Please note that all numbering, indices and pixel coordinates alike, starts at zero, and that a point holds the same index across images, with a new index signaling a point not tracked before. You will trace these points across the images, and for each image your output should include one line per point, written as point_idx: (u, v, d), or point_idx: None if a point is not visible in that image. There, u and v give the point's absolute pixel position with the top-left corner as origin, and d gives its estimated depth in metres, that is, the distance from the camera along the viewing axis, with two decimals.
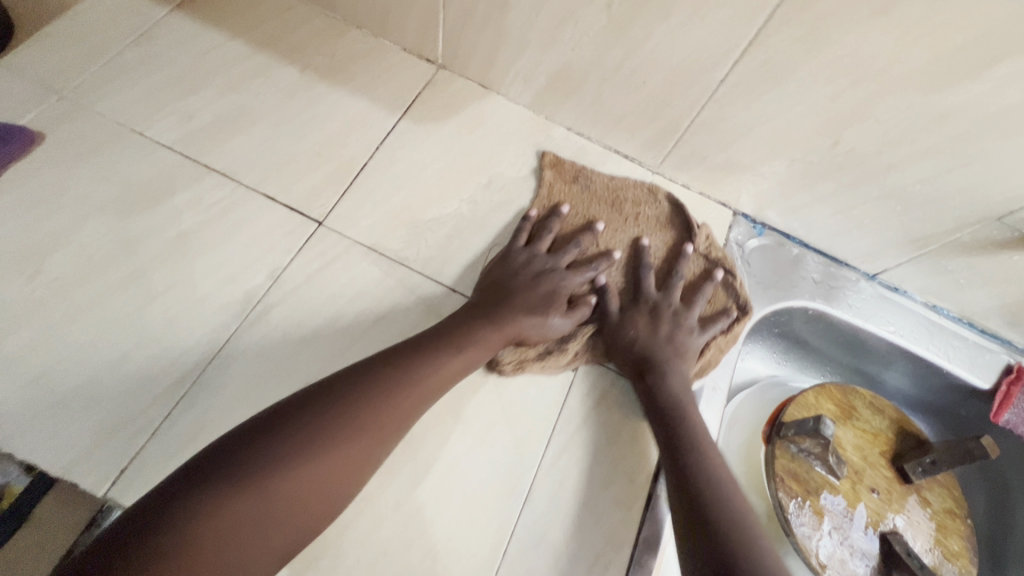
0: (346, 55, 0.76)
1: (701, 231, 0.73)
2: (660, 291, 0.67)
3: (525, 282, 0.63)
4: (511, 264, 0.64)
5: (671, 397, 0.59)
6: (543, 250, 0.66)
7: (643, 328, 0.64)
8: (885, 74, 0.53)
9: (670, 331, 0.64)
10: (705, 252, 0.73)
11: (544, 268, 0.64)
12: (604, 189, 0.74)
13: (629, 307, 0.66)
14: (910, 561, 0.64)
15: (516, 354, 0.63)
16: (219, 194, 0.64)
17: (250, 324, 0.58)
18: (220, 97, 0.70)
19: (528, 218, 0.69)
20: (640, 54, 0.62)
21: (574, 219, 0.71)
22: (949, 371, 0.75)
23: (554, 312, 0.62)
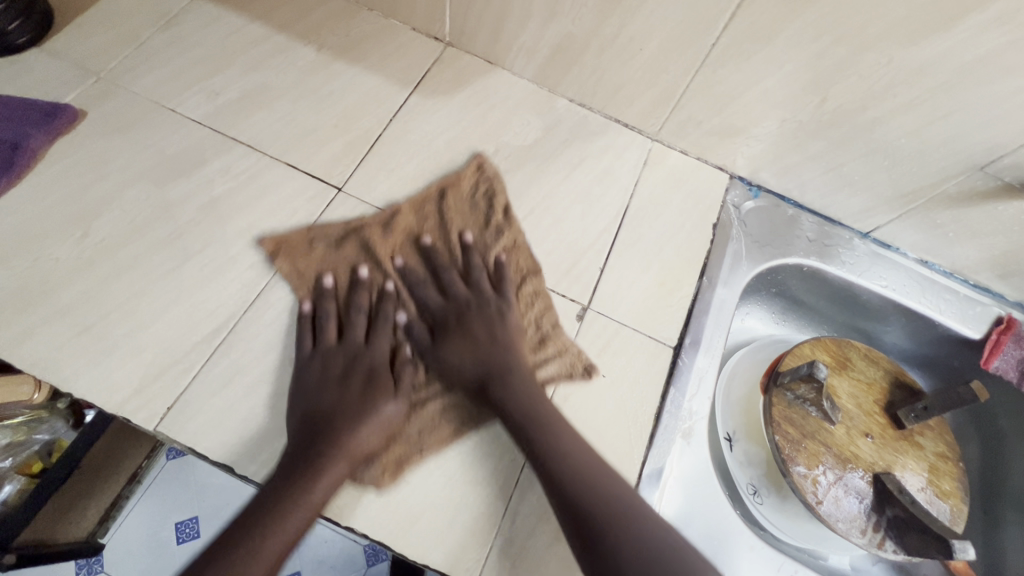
0: (359, 35, 0.81)
1: (436, 204, 0.70)
2: (461, 291, 0.64)
3: (337, 394, 0.56)
4: (309, 381, 0.57)
5: (519, 403, 0.57)
6: (332, 341, 0.59)
7: (460, 345, 0.61)
8: (866, 30, 0.56)
9: (487, 341, 0.61)
10: (475, 222, 0.70)
11: (344, 369, 0.58)
12: (380, 229, 0.67)
13: (440, 331, 0.62)
14: (902, 497, 0.67)
15: (378, 465, 0.56)
16: (246, 164, 0.69)
17: (280, 278, 0.63)
18: (243, 76, 0.74)
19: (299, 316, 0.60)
20: (635, 22, 0.66)
21: (341, 282, 0.64)
22: (941, 323, 0.78)
23: (382, 400, 0.57)
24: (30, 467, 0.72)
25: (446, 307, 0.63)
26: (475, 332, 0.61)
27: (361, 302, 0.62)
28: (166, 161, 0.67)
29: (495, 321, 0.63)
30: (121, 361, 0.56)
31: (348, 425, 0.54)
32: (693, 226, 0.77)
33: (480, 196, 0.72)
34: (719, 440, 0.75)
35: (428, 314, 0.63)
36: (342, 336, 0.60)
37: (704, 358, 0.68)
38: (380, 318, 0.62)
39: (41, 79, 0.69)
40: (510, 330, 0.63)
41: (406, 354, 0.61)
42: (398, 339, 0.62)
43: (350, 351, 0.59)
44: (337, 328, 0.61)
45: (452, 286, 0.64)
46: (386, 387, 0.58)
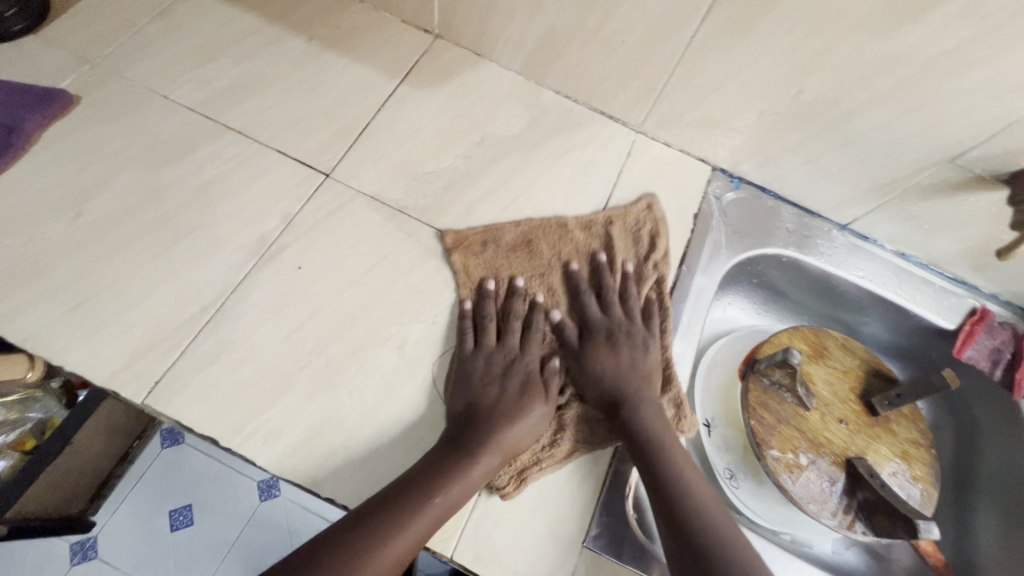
0: (350, 27, 0.82)
1: (614, 232, 0.74)
2: (605, 316, 0.67)
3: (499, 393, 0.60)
4: (474, 377, 0.61)
5: (643, 428, 0.57)
6: (491, 343, 0.63)
7: (608, 362, 0.63)
8: (837, 23, 0.58)
9: (635, 365, 0.63)
10: (628, 254, 0.73)
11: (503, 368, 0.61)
12: (536, 247, 0.71)
13: (587, 343, 0.65)
14: (873, 481, 0.68)
15: (507, 472, 0.58)
16: (237, 150, 0.70)
17: (267, 260, 0.65)
18: (236, 64, 0.76)
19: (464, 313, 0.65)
20: (618, 15, 0.68)
21: (501, 287, 0.68)
22: (916, 313, 0.80)
23: (533, 402, 0.60)
24: (24, 444, 0.74)
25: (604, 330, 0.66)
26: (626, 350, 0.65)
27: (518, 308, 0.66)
28: (158, 146, 0.69)
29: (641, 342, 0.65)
30: (111, 337, 0.58)
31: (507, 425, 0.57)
32: (675, 215, 0.79)
33: (645, 231, 0.75)
34: (698, 426, 0.77)
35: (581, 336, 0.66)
36: (501, 339, 0.64)
37: (680, 343, 0.70)
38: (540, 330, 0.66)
39: (38, 65, 0.71)
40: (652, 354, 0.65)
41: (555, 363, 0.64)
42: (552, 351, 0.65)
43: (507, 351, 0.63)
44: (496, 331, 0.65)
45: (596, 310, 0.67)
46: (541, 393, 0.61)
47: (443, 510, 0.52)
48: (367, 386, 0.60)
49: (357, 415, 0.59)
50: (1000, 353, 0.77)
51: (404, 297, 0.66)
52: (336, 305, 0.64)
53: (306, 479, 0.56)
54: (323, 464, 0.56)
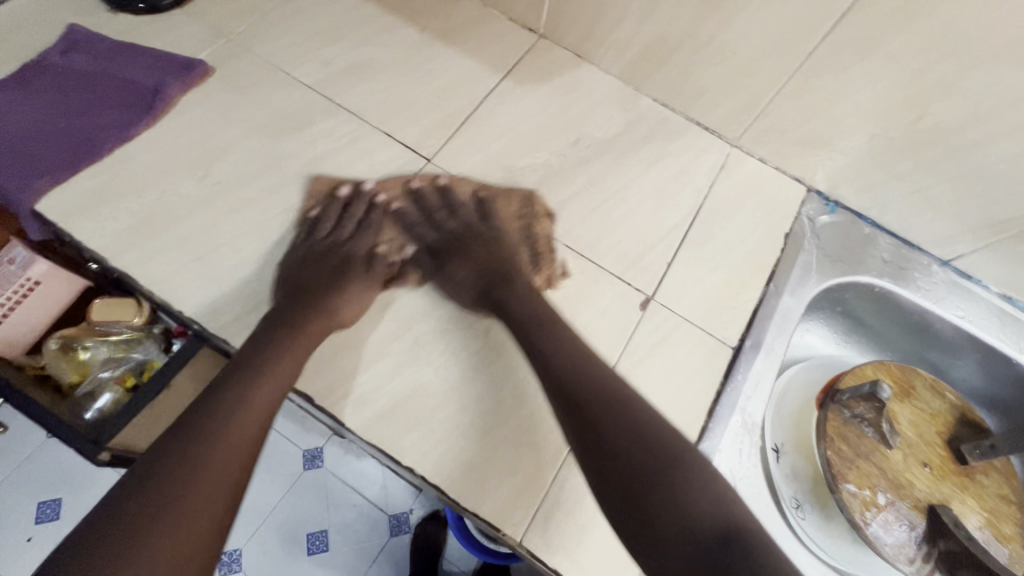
0: (460, 20, 0.86)
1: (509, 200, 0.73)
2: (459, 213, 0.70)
3: (308, 253, 0.65)
4: (292, 263, 0.64)
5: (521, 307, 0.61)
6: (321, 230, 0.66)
7: (456, 220, 0.69)
8: (974, 49, 0.56)
9: (510, 254, 0.67)
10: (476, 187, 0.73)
11: (348, 195, 0.68)
12: (417, 192, 0.70)
13: (449, 217, 0.69)
14: (957, 532, 0.64)
15: (376, 269, 0.65)
16: (348, 128, 0.74)
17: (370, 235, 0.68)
18: (353, 48, 0.81)
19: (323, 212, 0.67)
20: (733, 25, 0.68)
21: (358, 196, 0.69)
22: (1020, 363, 0.75)
23: (353, 271, 0.63)
24: (125, 381, 0.79)
25: (444, 240, 0.67)
26: (432, 277, 0.66)
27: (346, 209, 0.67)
28: (278, 118, 0.73)
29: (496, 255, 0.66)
30: (225, 290, 0.63)
31: (322, 229, 0.66)
32: (766, 233, 0.77)
33: (523, 214, 0.72)
34: (767, 450, 0.73)
35: (434, 226, 0.68)
36: (321, 228, 0.66)
37: (762, 363, 0.68)
38: (415, 195, 0.70)
39: (181, 36, 0.77)
40: (487, 250, 0.67)
41: (394, 226, 0.68)
42: (396, 231, 0.68)
43: (367, 186, 0.69)
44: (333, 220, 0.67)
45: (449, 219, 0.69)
46: (357, 234, 0.66)
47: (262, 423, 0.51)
48: (454, 365, 0.62)
49: (444, 390, 0.61)
50: None
51: None
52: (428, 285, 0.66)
53: (389, 445, 0.58)
54: (407, 433, 0.59)
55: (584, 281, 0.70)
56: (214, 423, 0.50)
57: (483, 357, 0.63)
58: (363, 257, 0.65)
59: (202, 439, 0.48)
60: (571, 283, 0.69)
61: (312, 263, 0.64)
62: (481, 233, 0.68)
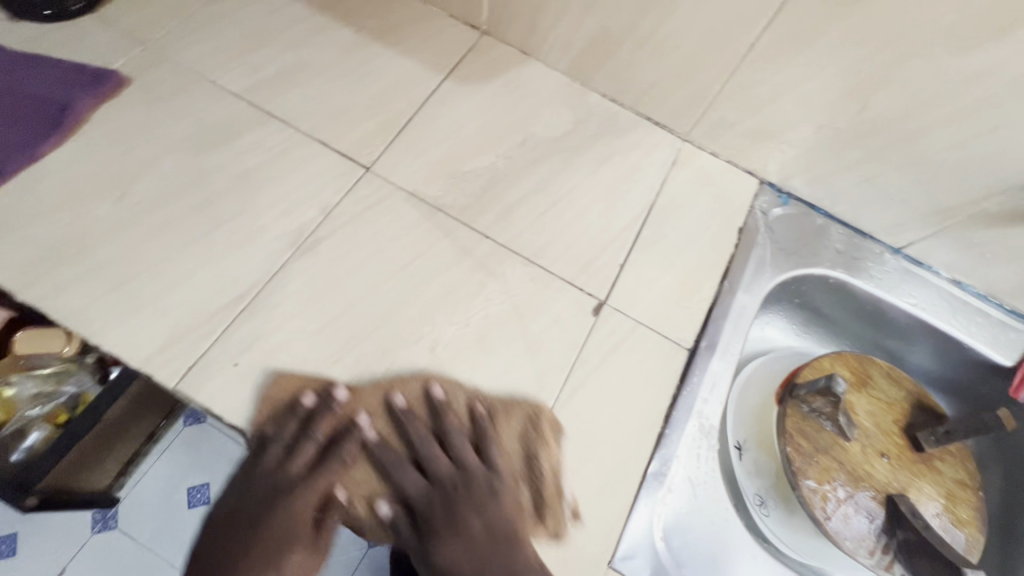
0: (397, 19, 0.82)
1: (506, 425, 0.60)
2: (448, 449, 0.59)
3: (263, 491, 0.55)
4: (249, 487, 0.56)
5: (502, 530, 0.56)
6: (280, 451, 0.56)
7: (443, 465, 0.58)
8: (911, 37, 0.55)
9: (495, 533, 0.56)
10: (468, 404, 0.60)
11: (302, 426, 0.56)
12: (389, 417, 0.58)
13: (430, 449, 0.58)
14: (915, 521, 0.65)
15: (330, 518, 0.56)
16: (279, 138, 0.70)
17: (304, 251, 0.64)
18: (283, 52, 0.76)
19: (284, 422, 0.56)
20: (674, 18, 0.66)
21: (325, 405, 0.57)
22: (970, 346, 0.76)
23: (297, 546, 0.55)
24: (56, 418, 0.76)
25: (424, 496, 0.57)
26: (407, 540, 0.56)
27: (314, 434, 0.56)
28: (202, 131, 0.69)
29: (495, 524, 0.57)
30: (147, 320, 0.58)
31: (274, 458, 0.56)
32: (719, 228, 0.76)
33: (533, 431, 0.60)
34: (728, 448, 0.73)
35: (420, 477, 0.57)
36: (280, 462, 0.56)
37: (717, 364, 0.67)
38: (396, 446, 0.58)
39: (92, 45, 0.72)
40: (474, 528, 0.57)
41: (369, 458, 0.57)
42: (365, 453, 0.57)
43: (298, 468, 0.55)
44: (295, 439, 0.56)
45: (441, 442, 0.58)
46: (325, 463, 0.55)
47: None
48: (399, 386, 0.59)
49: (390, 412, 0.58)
50: None
51: (437, 297, 0.65)
52: (368, 302, 0.63)
53: (330, 475, 0.55)
54: (349, 461, 0.56)
55: (534, 289, 0.67)
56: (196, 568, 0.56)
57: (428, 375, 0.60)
58: (322, 506, 0.56)
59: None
60: (521, 291, 0.67)
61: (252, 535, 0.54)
62: (463, 497, 0.57)
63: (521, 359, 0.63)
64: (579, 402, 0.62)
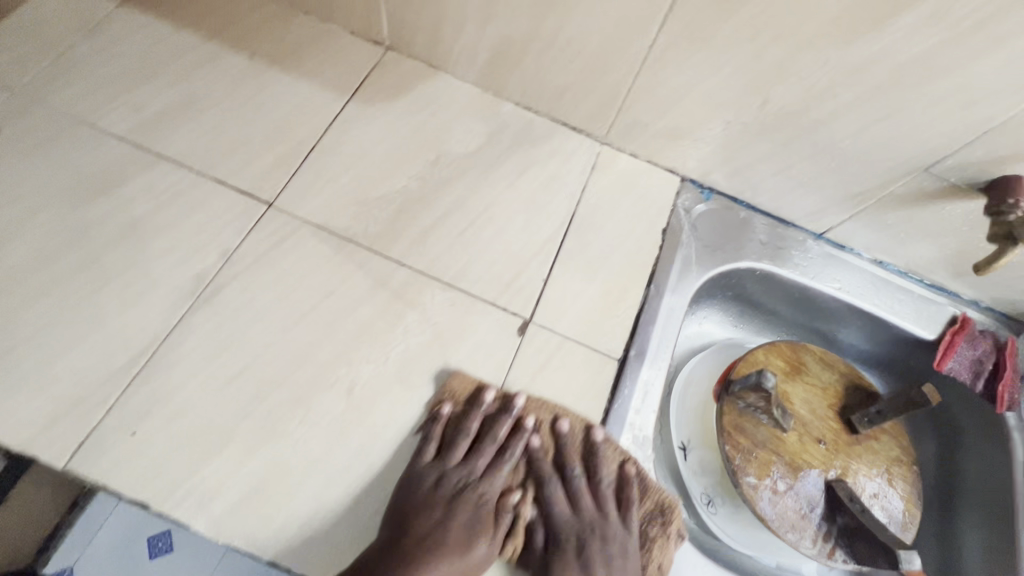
0: (293, 41, 0.78)
1: (643, 505, 0.60)
2: (587, 503, 0.58)
3: (426, 492, 0.55)
4: (417, 490, 0.55)
5: None
6: (451, 447, 0.58)
7: (574, 502, 0.59)
8: (799, 30, 0.54)
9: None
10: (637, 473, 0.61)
11: (484, 421, 0.60)
12: (563, 451, 0.60)
13: (576, 502, 0.59)
14: (852, 506, 0.66)
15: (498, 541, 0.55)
16: (170, 181, 0.66)
17: (204, 301, 0.60)
18: (170, 87, 0.72)
19: (471, 411, 0.60)
20: (571, 24, 0.64)
21: (543, 427, 0.61)
22: (895, 324, 0.77)
23: (480, 539, 0.54)
24: None
25: (569, 525, 0.57)
26: (534, 558, 0.56)
27: (485, 430, 0.60)
28: (83, 180, 0.64)
29: (617, 566, 0.55)
30: (30, 396, 0.54)
31: (431, 455, 0.57)
32: (642, 231, 0.75)
33: (656, 520, 0.60)
34: (672, 449, 0.74)
35: (559, 509, 0.58)
36: (465, 456, 0.58)
37: (648, 372, 0.66)
38: (571, 471, 0.60)
39: None
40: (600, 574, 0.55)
41: (540, 474, 0.60)
42: (540, 471, 0.60)
43: (481, 466, 0.58)
44: (462, 440, 0.59)
45: (579, 491, 0.59)
46: (490, 464, 0.59)
47: None
48: (315, 435, 0.57)
49: (305, 466, 0.55)
50: (981, 364, 0.74)
51: (353, 335, 0.62)
52: (278, 348, 0.60)
53: (245, 541, 0.52)
54: (265, 524, 0.53)
55: (455, 315, 0.65)
56: None
57: (347, 419, 0.58)
58: (492, 511, 0.56)
59: None
60: (442, 319, 0.64)
61: (409, 526, 0.53)
62: (595, 538, 0.57)
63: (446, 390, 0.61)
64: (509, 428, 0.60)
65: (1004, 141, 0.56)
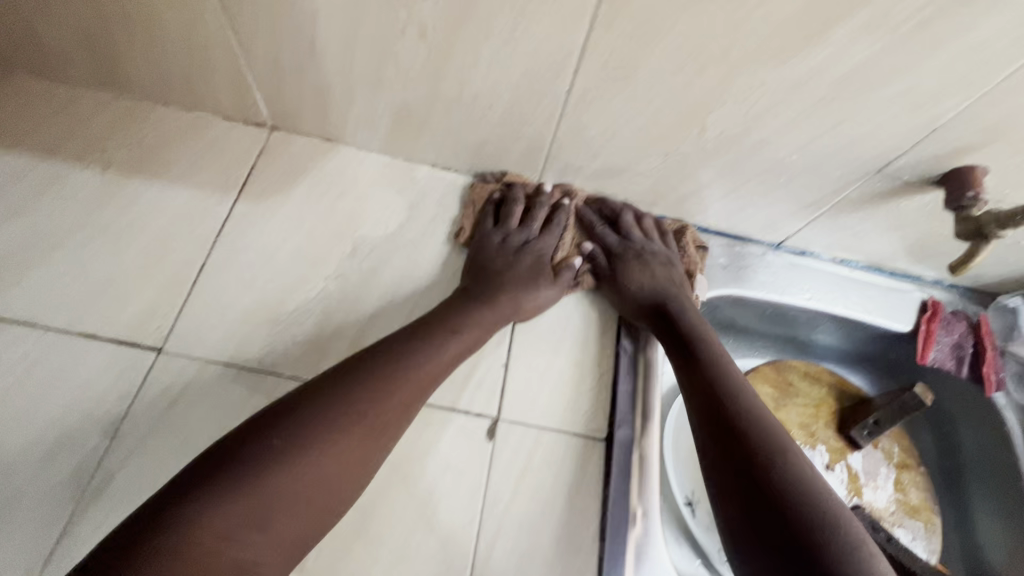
0: (156, 139, 0.66)
1: (686, 244, 0.71)
2: (629, 238, 0.68)
3: (497, 244, 0.65)
4: (489, 249, 0.65)
5: (704, 342, 0.58)
6: (514, 225, 0.67)
7: (625, 239, 0.68)
8: (727, 57, 0.48)
9: (665, 278, 0.65)
10: (660, 227, 0.71)
11: (532, 194, 0.69)
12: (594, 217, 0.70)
13: (627, 240, 0.68)
14: (877, 536, 0.61)
15: (568, 272, 0.66)
16: (25, 347, 0.53)
17: (90, 501, 0.48)
18: (7, 225, 0.59)
19: (516, 190, 0.68)
20: (475, 78, 0.56)
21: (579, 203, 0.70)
22: (871, 323, 0.73)
23: (549, 281, 0.64)
24: None
25: (619, 248, 0.67)
26: (604, 281, 0.67)
27: (540, 203, 0.68)
28: None
29: (667, 267, 0.67)
30: None
31: (489, 224, 0.67)
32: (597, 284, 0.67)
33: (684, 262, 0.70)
34: (679, 508, 0.67)
35: (606, 241, 0.68)
36: (523, 223, 0.67)
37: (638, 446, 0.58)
38: (580, 213, 0.70)
39: None
40: (659, 274, 0.65)
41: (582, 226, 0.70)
42: (592, 230, 0.69)
43: (532, 229, 0.67)
44: (521, 216, 0.68)
45: (629, 230, 0.69)
46: (545, 228, 0.68)
47: (335, 465, 0.44)
48: None
49: None
50: (962, 349, 0.72)
51: None
52: None
53: None
54: None
55: (410, 437, 0.55)
56: (270, 455, 0.42)
57: None
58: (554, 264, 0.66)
59: (255, 484, 0.41)
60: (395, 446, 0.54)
61: (485, 271, 0.63)
62: (640, 259, 0.66)
63: (417, 534, 0.51)
64: (498, 565, 0.51)
65: (955, 135, 0.52)
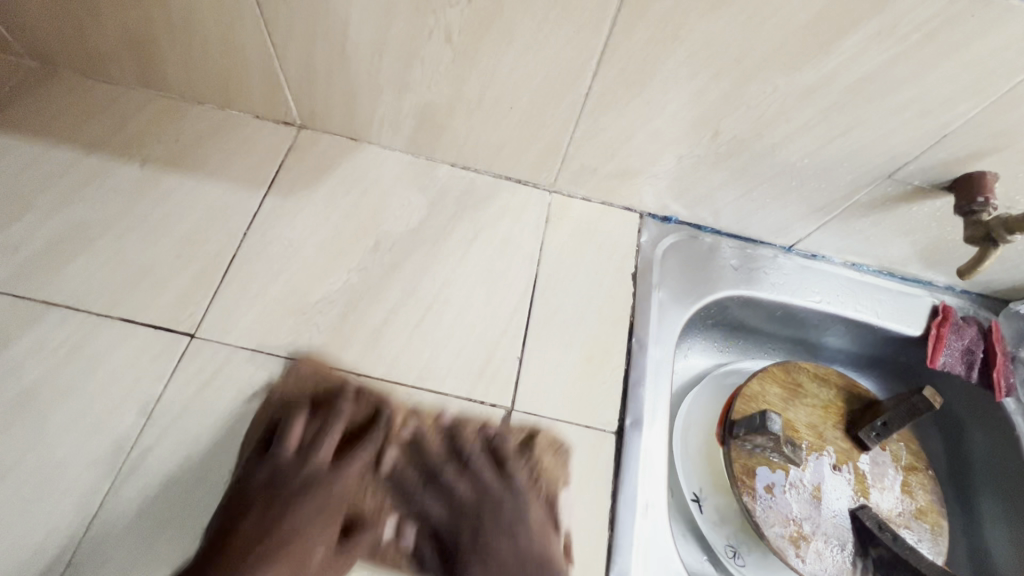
0: (191, 136, 0.69)
1: (542, 486, 0.57)
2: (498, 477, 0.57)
3: (312, 476, 0.54)
4: (258, 481, 0.52)
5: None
6: (292, 455, 0.54)
7: (492, 479, 0.56)
8: (741, 63, 0.50)
9: (521, 547, 0.53)
10: (532, 471, 0.57)
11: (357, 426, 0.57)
12: (452, 448, 0.57)
13: (488, 482, 0.56)
14: (883, 535, 0.62)
15: (365, 540, 0.53)
16: (68, 329, 0.57)
17: (127, 474, 0.51)
18: (53, 215, 0.62)
19: (338, 411, 0.57)
20: (497, 82, 0.59)
21: (421, 427, 0.58)
22: (881, 327, 0.74)
23: (329, 527, 0.52)
24: None
25: (472, 506, 0.55)
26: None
27: (366, 443, 0.56)
28: None
29: (523, 543, 0.53)
30: None
31: (287, 447, 0.54)
32: (611, 281, 0.69)
33: (548, 530, 0.55)
34: (687, 502, 0.68)
35: (473, 485, 0.56)
36: (313, 458, 0.54)
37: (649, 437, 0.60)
38: (454, 431, 0.58)
39: None
40: (504, 543, 0.53)
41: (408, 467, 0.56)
42: (455, 466, 0.57)
43: (339, 471, 0.55)
44: (313, 445, 0.55)
45: (483, 477, 0.56)
46: (339, 468, 0.55)
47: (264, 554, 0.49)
48: None
49: None
50: (973, 354, 0.73)
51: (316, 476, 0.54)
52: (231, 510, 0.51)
53: None
54: None
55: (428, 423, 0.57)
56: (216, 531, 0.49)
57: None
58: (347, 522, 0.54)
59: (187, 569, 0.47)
60: None
61: (257, 504, 0.51)
62: (507, 525, 0.54)
63: None
64: (512, 548, 0.53)
65: (966, 141, 0.54)
